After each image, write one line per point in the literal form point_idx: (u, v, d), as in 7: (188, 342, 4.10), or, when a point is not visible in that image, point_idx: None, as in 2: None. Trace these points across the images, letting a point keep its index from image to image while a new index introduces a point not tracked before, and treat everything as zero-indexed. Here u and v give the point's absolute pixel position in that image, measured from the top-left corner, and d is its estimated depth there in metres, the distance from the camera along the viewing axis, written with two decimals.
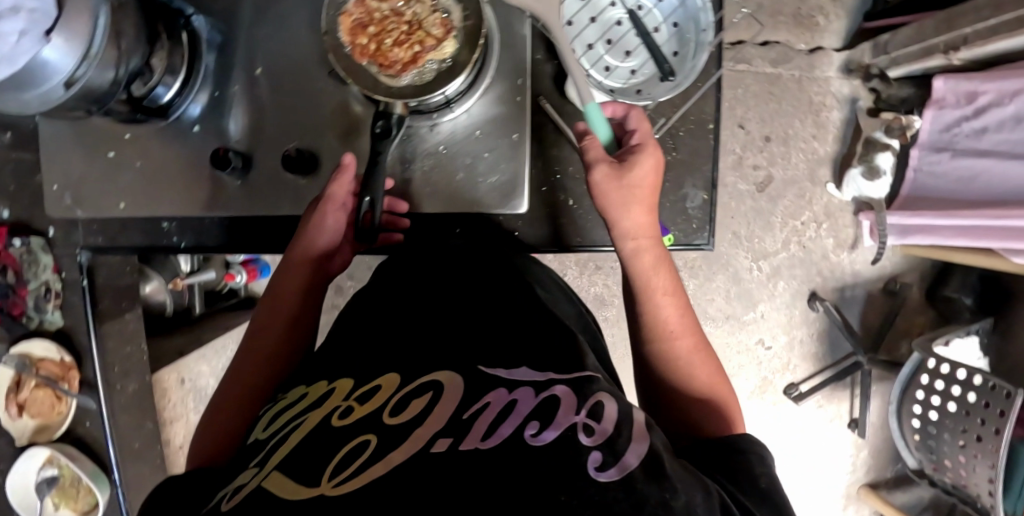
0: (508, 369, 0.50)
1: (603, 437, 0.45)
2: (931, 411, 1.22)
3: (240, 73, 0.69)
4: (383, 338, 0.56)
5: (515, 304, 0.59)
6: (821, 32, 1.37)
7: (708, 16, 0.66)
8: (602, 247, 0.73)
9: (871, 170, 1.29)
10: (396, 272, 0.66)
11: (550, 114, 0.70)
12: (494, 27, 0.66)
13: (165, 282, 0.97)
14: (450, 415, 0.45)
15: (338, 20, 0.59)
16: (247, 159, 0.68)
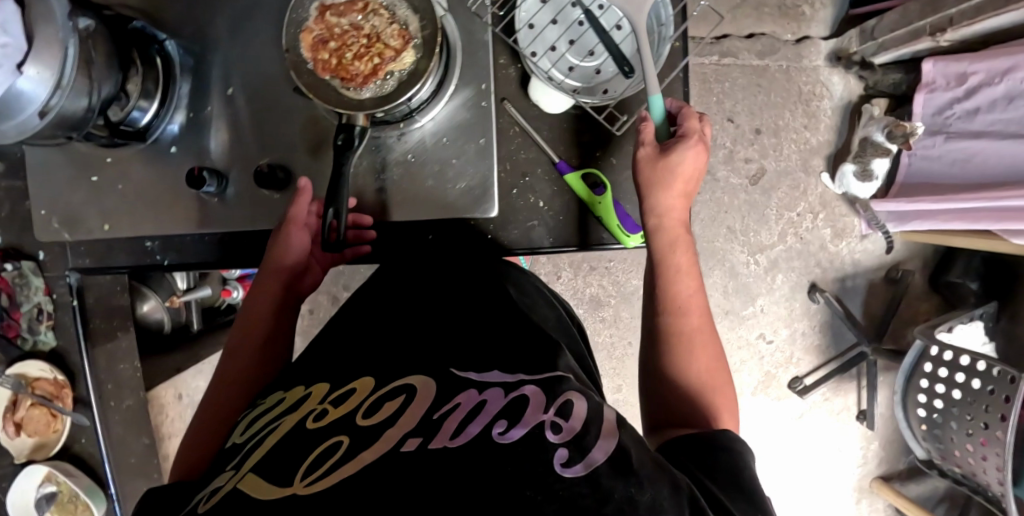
0: (479, 372, 0.50)
1: (570, 434, 0.44)
2: (936, 399, 1.19)
3: (215, 92, 0.72)
4: (362, 346, 0.57)
5: (488, 310, 0.60)
6: (807, 21, 1.37)
7: (668, 10, 0.67)
8: (575, 247, 0.72)
9: (865, 173, 1.27)
10: (378, 287, 0.67)
11: (514, 116, 0.70)
12: (457, 38, 0.68)
13: (164, 300, 1.00)
14: (422, 416, 0.45)
15: (299, 37, 0.61)
16: (223, 176, 0.70)
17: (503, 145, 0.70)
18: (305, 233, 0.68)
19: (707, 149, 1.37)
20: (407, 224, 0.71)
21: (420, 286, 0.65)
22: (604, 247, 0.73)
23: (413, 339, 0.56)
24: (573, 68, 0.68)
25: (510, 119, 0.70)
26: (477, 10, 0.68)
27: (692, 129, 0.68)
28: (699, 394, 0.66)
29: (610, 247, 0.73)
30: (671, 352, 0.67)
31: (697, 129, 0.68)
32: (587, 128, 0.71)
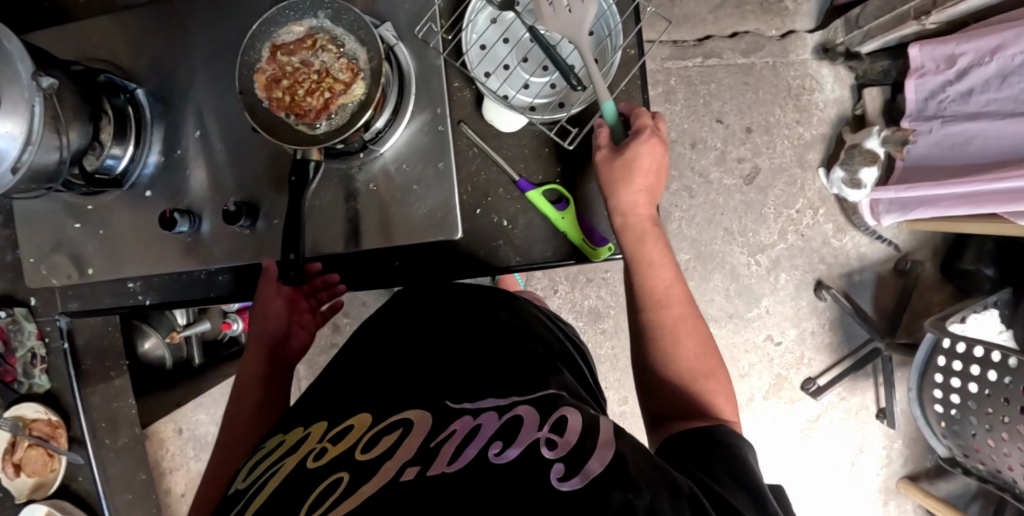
0: (474, 401, 0.52)
1: (566, 448, 0.45)
2: (952, 394, 1.14)
3: (185, 133, 0.73)
4: (361, 385, 0.59)
5: (479, 341, 0.62)
6: (791, 16, 1.35)
7: (615, 17, 0.67)
8: (543, 263, 0.72)
9: (853, 181, 1.29)
10: (382, 324, 0.69)
11: (471, 137, 0.70)
12: (409, 64, 0.69)
13: (164, 336, 1.04)
14: (418, 446, 0.47)
15: (253, 78, 0.64)
16: (194, 214, 0.72)
17: (462, 166, 0.71)
18: (278, 301, 0.71)
19: (698, 151, 1.36)
20: (378, 250, 0.73)
21: (417, 322, 0.67)
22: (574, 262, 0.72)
23: (410, 373, 0.58)
24: (527, 84, 0.69)
25: (467, 140, 0.71)
26: (426, 36, 0.69)
27: (643, 124, 0.68)
28: (694, 381, 0.64)
29: (578, 262, 0.72)
30: (654, 348, 0.67)
31: (649, 122, 0.68)
32: (545, 143, 0.71)
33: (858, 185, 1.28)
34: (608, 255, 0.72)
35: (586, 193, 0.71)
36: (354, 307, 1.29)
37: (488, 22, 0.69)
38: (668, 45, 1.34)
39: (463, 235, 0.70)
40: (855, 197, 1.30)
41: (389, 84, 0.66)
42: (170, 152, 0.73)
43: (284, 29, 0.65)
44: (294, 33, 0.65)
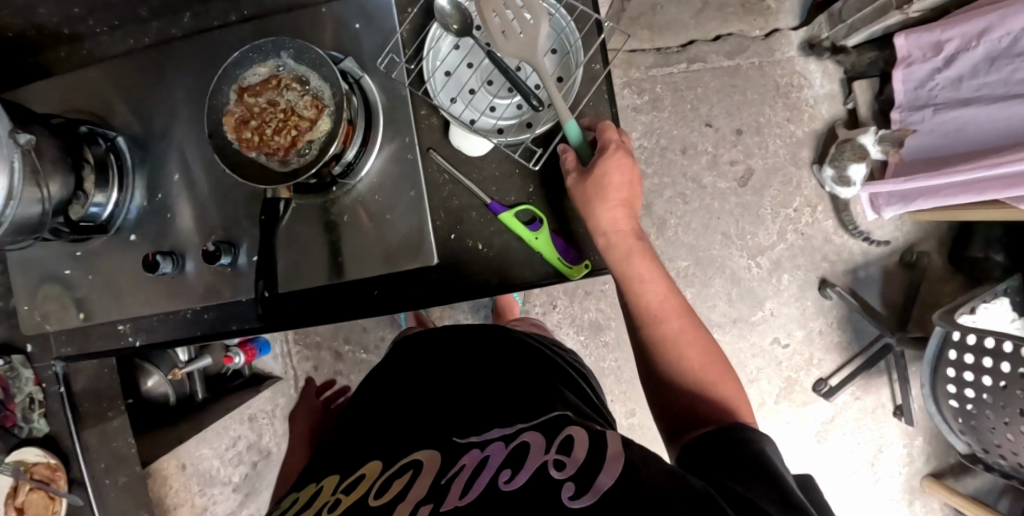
0: (480, 434, 0.55)
1: (574, 466, 0.47)
2: (966, 389, 1.10)
3: (163, 175, 0.73)
4: (373, 435, 0.63)
5: (486, 383, 0.65)
6: (774, 14, 1.34)
7: (574, 34, 0.67)
8: (524, 284, 0.70)
9: (842, 179, 1.28)
10: (396, 378, 0.73)
11: (441, 163, 0.70)
12: (376, 96, 0.70)
13: (165, 374, 1.05)
14: (430, 485, 0.50)
15: (222, 121, 0.65)
16: (178, 254, 0.71)
17: (436, 192, 0.70)
18: None
19: (690, 157, 1.34)
20: (355, 280, 0.71)
21: (422, 377, 0.71)
22: (551, 282, 0.70)
23: (419, 418, 0.61)
24: (493, 105, 0.69)
25: (438, 167, 0.70)
26: (389, 68, 0.70)
27: (607, 139, 0.67)
28: (707, 389, 0.63)
29: (554, 282, 0.70)
30: (658, 363, 0.66)
31: (615, 137, 0.68)
32: (515, 164, 0.70)
33: (848, 183, 1.27)
34: (585, 273, 0.70)
35: (563, 212, 0.70)
36: (354, 333, 1.30)
37: (455, 50, 0.70)
38: (652, 53, 1.34)
39: (440, 261, 0.70)
40: (845, 194, 1.29)
41: (354, 116, 0.67)
42: (152, 196, 0.73)
43: (250, 72, 0.66)
44: (259, 74, 0.66)
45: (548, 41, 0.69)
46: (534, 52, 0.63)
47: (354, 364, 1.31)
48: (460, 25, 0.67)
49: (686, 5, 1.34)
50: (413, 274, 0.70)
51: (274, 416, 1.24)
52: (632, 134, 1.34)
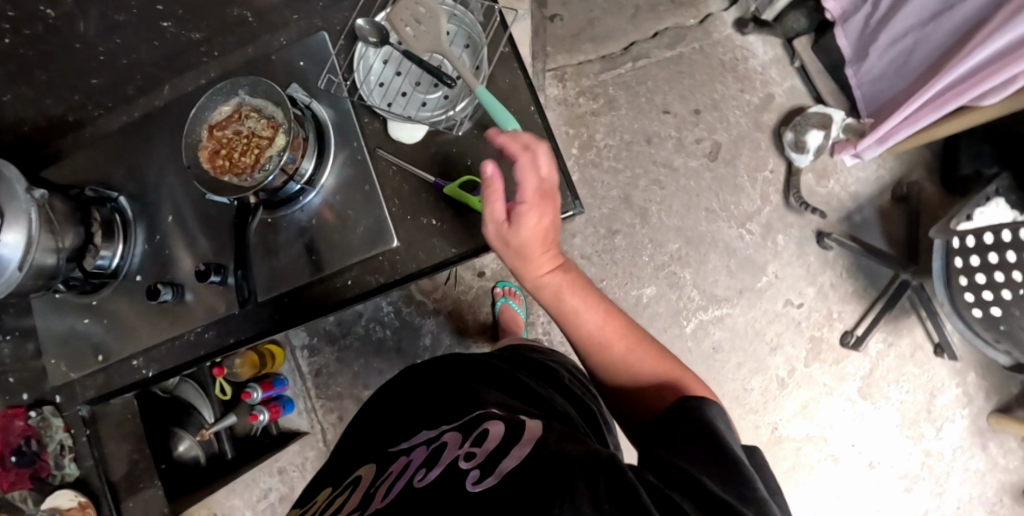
0: (410, 440, 0.62)
1: (482, 455, 0.52)
2: (984, 292, 1.05)
3: (154, 221, 0.82)
4: (349, 458, 0.69)
5: (435, 399, 0.68)
6: (704, 2, 1.42)
7: (478, 27, 0.74)
8: (480, 249, 0.74)
9: (799, 144, 1.31)
10: (385, 394, 0.77)
11: (389, 158, 0.75)
12: (324, 112, 0.76)
13: (194, 436, 1.14)
14: (363, 493, 0.56)
15: (196, 154, 0.73)
16: (178, 285, 0.79)
17: (387, 184, 0.75)
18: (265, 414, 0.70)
19: (656, 145, 1.37)
20: (331, 274, 0.75)
21: (401, 395, 0.75)
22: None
23: (377, 438, 0.68)
24: (424, 102, 0.75)
25: (384, 161, 0.76)
26: (329, 87, 0.77)
27: (528, 192, 0.65)
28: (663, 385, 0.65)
29: None
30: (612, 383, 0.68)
31: (535, 183, 0.65)
32: (453, 143, 0.76)
33: (804, 148, 1.30)
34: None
35: (502, 177, 0.74)
36: (372, 377, 1.33)
37: (381, 62, 0.76)
38: (597, 61, 1.40)
39: (402, 244, 0.74)
40: (799, 162, 1.32)
41: (308, 132, 0.73)
42: (150, 237, 0.82)
43: (215, 111, 0.74)
44: (223, 111, 0.74)
45: (458, 36, 0.74)
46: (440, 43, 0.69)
47: None
48: (377, 38, 0.74)
49: (620, 13, 1.43)
50: (377, 261, 0.74)
51: (305, 468, 1.30)
52: (596, 136, 1.37)
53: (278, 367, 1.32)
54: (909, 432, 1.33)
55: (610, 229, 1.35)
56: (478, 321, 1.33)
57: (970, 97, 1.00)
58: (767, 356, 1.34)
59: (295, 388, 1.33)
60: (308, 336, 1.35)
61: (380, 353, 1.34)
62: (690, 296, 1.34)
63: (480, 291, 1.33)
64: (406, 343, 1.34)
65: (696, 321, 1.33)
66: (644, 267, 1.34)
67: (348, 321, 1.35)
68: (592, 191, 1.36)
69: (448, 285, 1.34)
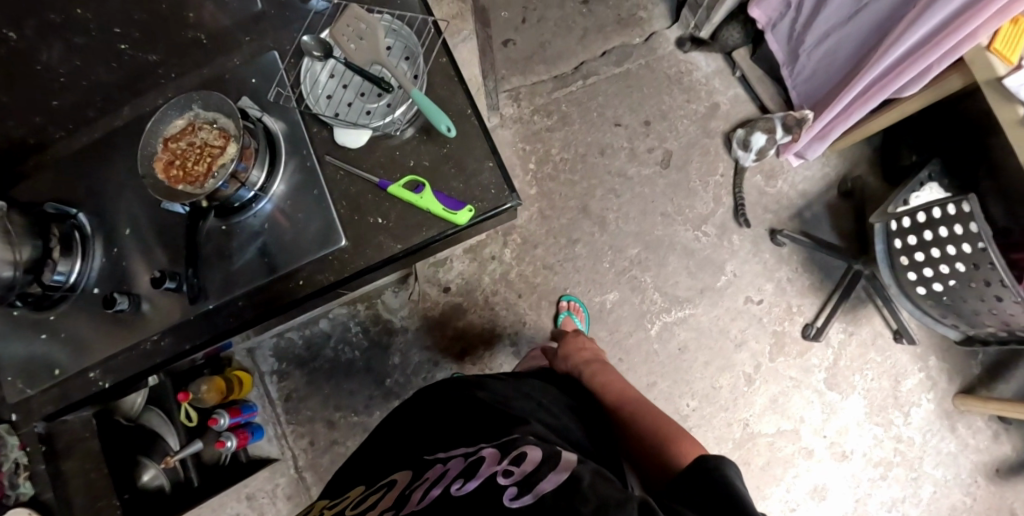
0: (446, 451, 0.64)
1: (520, 475, 0.55)
2: (924, 269, 1.08)
3: (110, 237, 0.84)
4: (379, 462, 0.73)
5: (466, 422, 0.70)
6: (648, 22, 1.50)
7: (415, 41, 0.76)
8: (424, 242, 0.73)
9: (745, 143, 1.39)
10: (415, 404, 0.81)
11: (336, 162, 0.75)
12: (275, 124, 0.77)
13: (158, 463, 1.13)
14: (399, 494, 0.60)
15: (153, 166, 0.74)
16: (135, 295, 0.81)
17: (335, 187, 0.75)
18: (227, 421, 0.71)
19: (610, 156, 1.41)
20: (283, 276, 0.76)
21: (428, 409, 0.77)
22: (447, 235, 0.72)
23: (410, 448, 0.71)
24: (369, 111, 0.76)
25: (333, 167, 0.75)
26: (278, 99, 0.79)
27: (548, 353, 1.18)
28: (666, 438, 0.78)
29: (450, 234, 0.72)
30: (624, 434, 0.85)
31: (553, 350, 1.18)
32: (395, 148, 0.75)
33: (748, 147, 1.39)
34: (470, 218, 0.71)
35: (443, 173, 0.73)
36: (344, 399, 1.34)
37: (331, 77, 0.78)
38: (548, 80, 1.46)
39: (350, 243, 0.74)
40: (745, 160, 1.40)
41: (258, 143, 0.74)
42: (108, 250, 0.84)
43: (168, 125, 0.76)
44: (178, 124, 0.75)
45: (399, 49, 0.76)
46: (378, 52, 0.70)
47: (349, 429, 1.33)
48: (321, 51, 0.76)
49: (569, 36, 1.50)
50: (326, 260, 0.74)
51: (275, 495, 1.30)
52: (552, 150, 1.41)
53: (247, 394, 1.31)
54: (877, 419, 1.37)
55: (571, 238, 1.36)
56: (446, 337, 1.34)
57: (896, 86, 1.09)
58: (733, 353, 1.35)
59: (265, 414, 1.33)
60: (276, 361, 1.35)
61: (352, 375, 1.34)
62: (652, 299, 1.35)
63: (448, 306, 1.35)
64: (376, 363, 1.34)
65: (660, 323, 1.35)
66: (606, 273, 1.35)
67: (318, 343, 1.35)
68: (551, 203, 1.38)
69: (415, 302, 1.35)
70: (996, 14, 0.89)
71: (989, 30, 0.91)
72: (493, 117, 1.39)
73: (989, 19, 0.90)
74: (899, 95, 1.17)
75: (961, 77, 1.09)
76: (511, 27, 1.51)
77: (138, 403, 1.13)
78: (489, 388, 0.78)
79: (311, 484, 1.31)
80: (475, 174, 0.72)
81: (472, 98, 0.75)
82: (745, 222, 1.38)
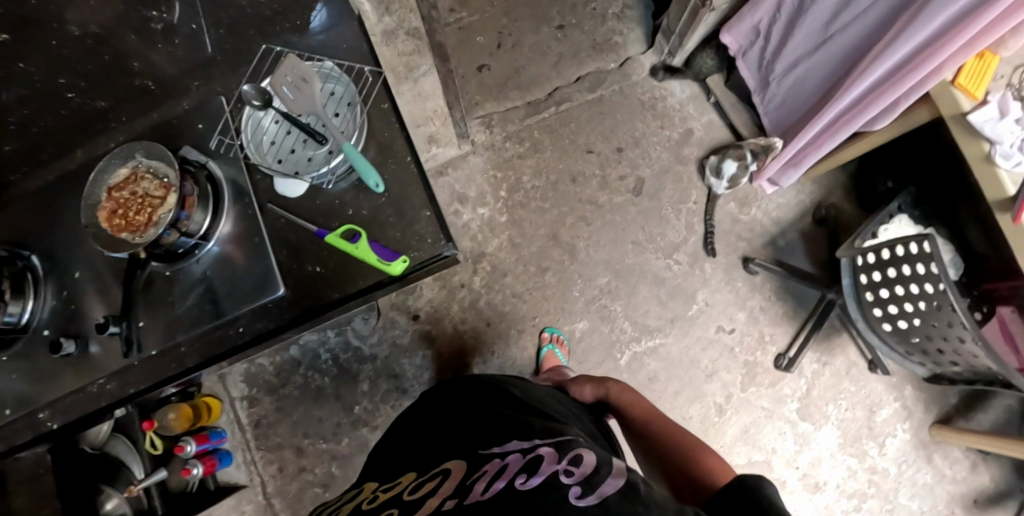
0: (501, 445, 0.64)
1: (581, 476, 0.56)
2: (889, 306, 1.08)
3: (59, 278, 0.85)
4: (415, 449, 0.73)
5: (512, 416, 0.70)
6: (623, 47, 1.49)
7: (352, 89, 0.77)
8: (363, 296, 0.74)
9: (717, 169, 1.38)
10: (450, 397, 0.80)
11: (278, 211, 0.76)
12: (218, 169, 0.78)
13: (121, 492, 1.12)
14: (457, 485, 0.60)
15: (97, 216, 0.75)
16: (83, 338, 0.82)
17: (277, 235, 0.76)
18: None
19: (581, 184, 1.41)
20: (225, 323, 0.76)
21: (460, 403, 0.77)
22: (383, 287, 0.74)
23: (451, 436, 0.70)
24: (310, 157, 0.76)
25: (275, 215, 0.76)
26: (220, 147, 0.80)
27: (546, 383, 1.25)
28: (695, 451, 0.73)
29: (387, 287, 0.74)
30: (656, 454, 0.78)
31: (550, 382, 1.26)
32: (336, 195, 0.75)
33: (720, 174, 1.38)
34: (406, 268, 0.71)
35: (381, 222, 0.73)
36: (313, 426, 1.34)
37: (275, 122, 0.78)
38: (522, 106, 1.46)
39: (289, 291, 0.75)
40: (718, 188, 1.39)
41: (202, 190, 0.76)
42: (58, 293, 0.84)
43: (113, 174, 0.77)
44: (120, 173, 0.76)
45: (340, 95, 0.76)
46: (312, 103, 0.72)
47: (316, 457, 1.33)
48: (261, 100, 0.76)
49: (544, 61, 1.50)
50: (266, 308, 0.76)
51: None
52: (523, 178, 1.41)
53: (215, 420, 1.32)
54: (851, 450, 1.35)
55: (540, 266, 1.36)
56: (415, 365, 1.34)
57: (862, 119, 1.08)
58: (704, 383, 1.35)
59: (234, 440, 1.34)
60: (246, 387, 1.35)
61: (321, 402, 1.34)
62: (622, 329, 1.35)
63: (416, 335, 1.35)
64: (344, 390, 1.35)
65: (629, 353, 1.34)
66: (576, 301, 1.35)
67: (287, 370, 1.35)
68: (521, 230, 1.38)
69: (385, 330, 1.36)
70: (957, 50, 0.87)
71: (951, 66, 0.89)
72: (464, 144, 1.39)
73: (951, 55, 0.87)
74: (871, 127, 1.15)
75: (928, 111, 1.07)
76: (486, 52, 1.51)
77: (103, 431, 1.14)
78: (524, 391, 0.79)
79: (278, 511, 1.32)
80: (411, 224, 0.73)
81: (412, 145, 0.74)
82: (711, 249, 1.37)
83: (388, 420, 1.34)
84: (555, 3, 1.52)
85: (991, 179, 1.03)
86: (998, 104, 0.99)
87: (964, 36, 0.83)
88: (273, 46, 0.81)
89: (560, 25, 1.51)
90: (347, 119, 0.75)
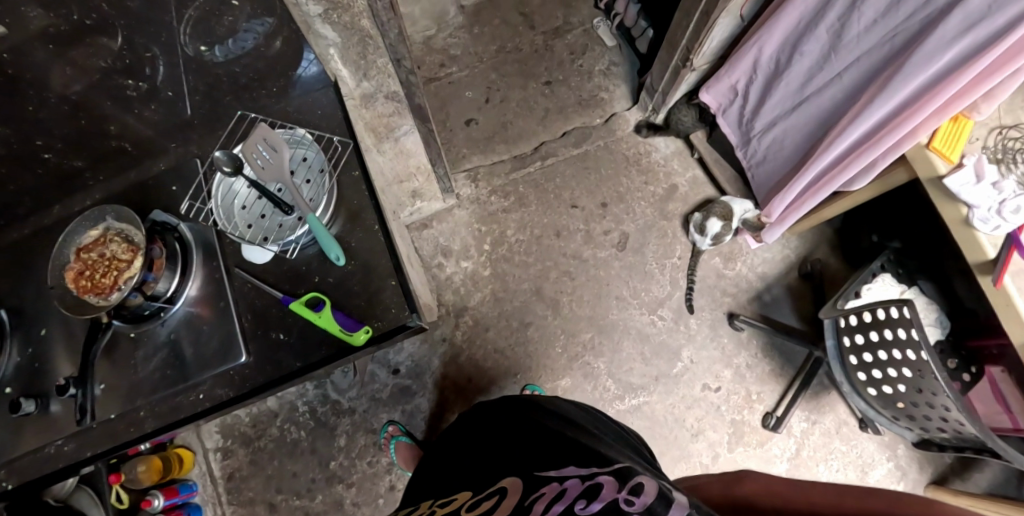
0: (558, 469, 0.61)
1: (642, 505, 0.53)
2: (873, 370, 1.06)
3: (23, 335, 0.82)
4: (462, 465, 0.71)
5: (565, 439, 0.66)
6: (609, 103, 1.52)
7: (319, 158, 0.79)
8: (330, 367, 0.75)
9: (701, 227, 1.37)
10: (493, 411, 0.76)
11: (244, 276, 0.78)
12: (186, 230, 0.78)
13: None
14: (515, 505, 0.59)
15: (63, 276, 0.75)
16: (44, 396, 0.79)
17: (242, 300, 0.77)
18: None
19: (565, 238, 1.42)
20: (187, 387, 0.76)
21: (504, 422, 0.73)
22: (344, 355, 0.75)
23: (502, 452, 0.68)
24: (281, 224, 0.78)
25: (242, 279, 0.78)
26: (191, 212, 0.83)
27: None
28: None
29: (350, 356, 0.74)
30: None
31: None
32: (302, 262, 0.78)
33: (704, 232, 1.36)
34: (368, 338, 0.72)
35: (347, 291, 0.76)
36: (287, 482, 1.30)
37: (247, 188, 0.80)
38: (507, 160, 1.48)
39: (252, 358, 0.76)
40: (702, 244, 1.38)
41: (171, 252, 0.75)
42: (24, 350, 0.81)
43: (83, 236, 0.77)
44: (90, 235, 0.76)
45: (312, 165, 0.79)
46: (279, 173, 0.72)
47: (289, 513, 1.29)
48: (232, 167, 0.76)
49: (531, 116, 1.52)
50: (228, 374, 0.76)
51: None
52: (507, 231, 1.43)
53: (187, 472, 1.29)
54: None
55: (523, 321, 1.37)
56: (394, 419, 1.32)
57: (837, 182, 1.05)
58: (689, 443, 1.32)
59: (206, 493, 1.30)
60: (221, 438, 1.33)
61: (296, 456, 1.32)
62: (605, 386, 1.34)
63: (396, 389, 1.34)
64: (320, 444, 1.32)
65: (612, 411, 1.33)
66: (557, 358, 1.35)
67: (264, 422, 1.33)
68: (504, 285, 1.39)
69: (366, 384, 1.34)
70: (931, 114, 0.84)
71: (927, 129, 0.86)
72: (449, 199, 1.41)
73: (925, 119, 0.85)
74: (847, 189, 1.10)
75: (905, 172, 1.02)
76: (475, 106, 1.53)
77: (69, 484, 1.09)
78: (569, 412, 0.75)
79: None
80: (377, 292, 0.76)
81: (380, 213, 0.77)
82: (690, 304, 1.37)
83: (365, 477, 1.30)
84: (543, 59, 1.56)
85: (969, 242, 0.94)
86: (974, 167, 0.91)
87: (938, 100, 0.80)
88: (248, 111, 0.85)
89: (548, 81, 1.54)
90: (316, 186, 0.78)
